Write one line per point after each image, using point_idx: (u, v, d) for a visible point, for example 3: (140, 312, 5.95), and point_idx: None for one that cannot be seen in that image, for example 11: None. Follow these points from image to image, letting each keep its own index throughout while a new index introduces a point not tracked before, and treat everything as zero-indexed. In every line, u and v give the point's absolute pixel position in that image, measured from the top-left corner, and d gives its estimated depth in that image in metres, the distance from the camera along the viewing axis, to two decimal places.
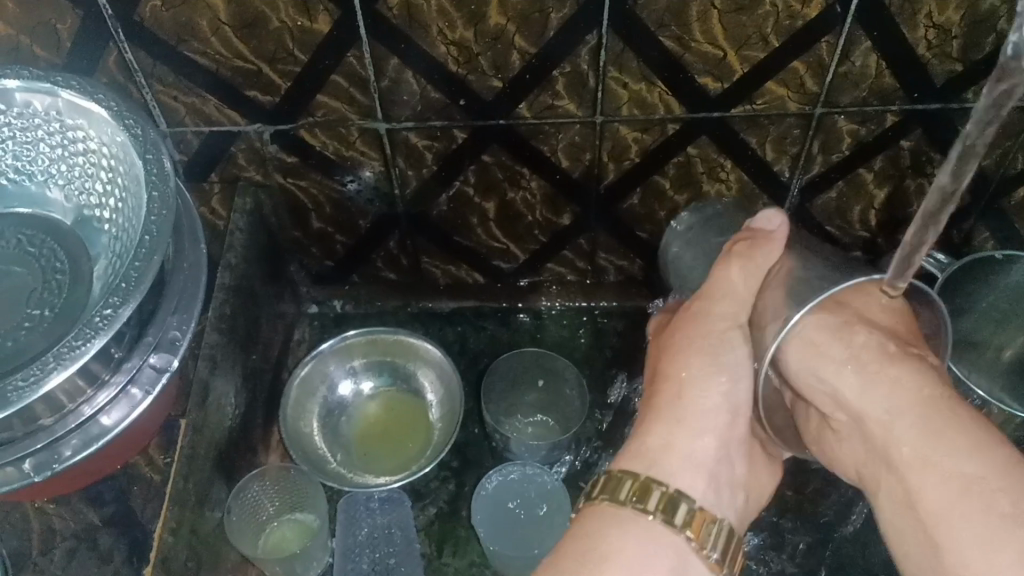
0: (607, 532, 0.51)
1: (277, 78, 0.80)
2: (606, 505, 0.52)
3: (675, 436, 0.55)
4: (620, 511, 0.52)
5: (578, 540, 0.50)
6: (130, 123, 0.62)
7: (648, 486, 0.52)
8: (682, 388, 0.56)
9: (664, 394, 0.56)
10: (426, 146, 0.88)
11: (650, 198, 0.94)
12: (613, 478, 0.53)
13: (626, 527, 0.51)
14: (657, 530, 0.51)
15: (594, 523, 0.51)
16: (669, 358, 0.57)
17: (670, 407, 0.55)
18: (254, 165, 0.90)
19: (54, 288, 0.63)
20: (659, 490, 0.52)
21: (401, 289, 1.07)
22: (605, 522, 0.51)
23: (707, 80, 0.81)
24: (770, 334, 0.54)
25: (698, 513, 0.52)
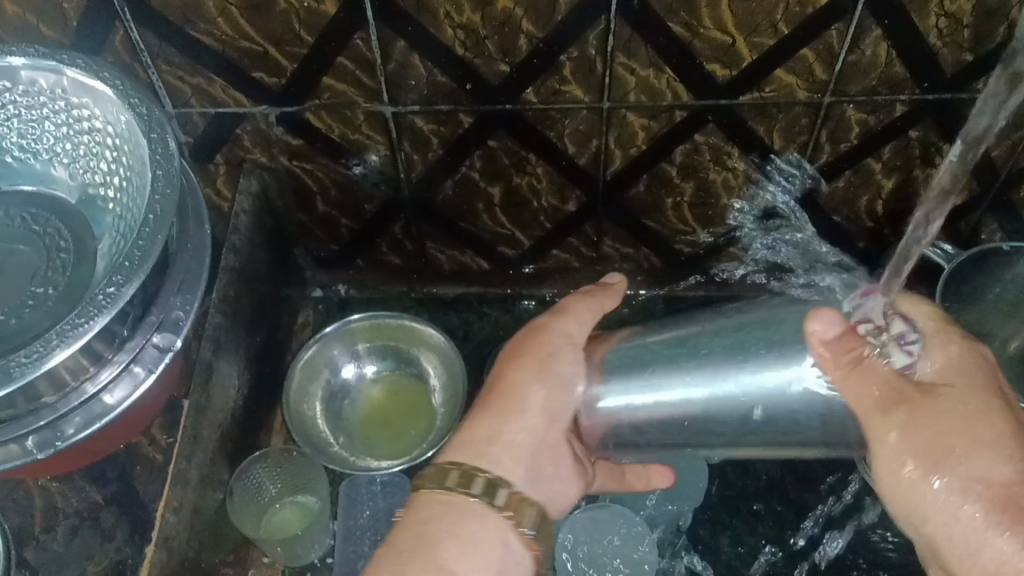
0: (447, 522, 0.52)
1: (284, 60, 0.80)
2: (436, 493, 0.54)
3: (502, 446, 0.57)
4: (447, 498, 0.54)
5: (416, 528, 0.52)
6: (136, 102, 0.62)
7: (472, 474, 0.54)
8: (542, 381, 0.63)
9: (505, 394, 0.58)
10: (432, 131, 0.87)
11: (656, 186, 0.94)
12: (444, 468, 0.55)
13: (466, 514, 0.53)
14: (474, 516, 0.53)
15: (435, 516, 0.53)
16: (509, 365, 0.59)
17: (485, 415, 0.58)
18: (259, 147, 0.89)
19: (58, 267, 0.64)
20: (481, 476, 0.54)
21: (405, 274, 1.07)
22: (427, 509, 0.53)
23: (715, 67, 0.80)
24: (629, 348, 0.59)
25: (516, 496, 0.55)
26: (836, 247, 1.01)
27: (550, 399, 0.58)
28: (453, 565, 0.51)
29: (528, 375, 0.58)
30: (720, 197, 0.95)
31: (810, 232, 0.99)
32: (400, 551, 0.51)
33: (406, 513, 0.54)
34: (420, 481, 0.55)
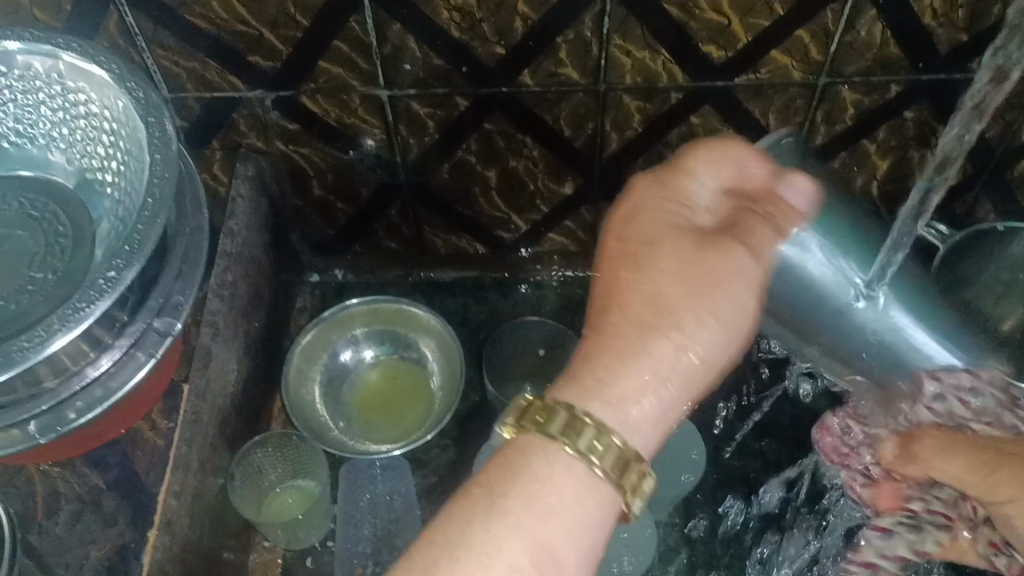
0: (539, 470, 0.46)
1: (279, 43, 0.80)
2: (539, 440, 0.47)
3: (646, 353, 0.49)
4: (570, 458, 0.46)
5: (503, 469, 0.46)
6: (133, 85, 0.62)
7: (580, 422, 0.47)
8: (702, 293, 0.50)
9: (667, 299, 0.50)
10: (428, 114, 0.87)
11: (653, 168, 0.94)
12: (548, 409, 0.47)
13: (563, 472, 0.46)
14: (588, 478, 0.46)
15: (531, 463, 0.46)
16: (653, 267, 0.51)
17: (653, 325, 0.49)
18: (255, 132, 0.89)
19: (56, 252, 0.63)
20: (615, 446, 0.47)
21: (402, 259, 1.07)
22: (542, 463, 0.46)
23: (711, 48, 0.80)
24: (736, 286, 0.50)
25: (641, 471, 0.48)
26: None
27: (730, 318, 0.50)
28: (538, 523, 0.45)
29: (703, 282, 0.50)
30: None
31: None
32: (488, 496, 0.45)
33: (501, 455, 0.47)
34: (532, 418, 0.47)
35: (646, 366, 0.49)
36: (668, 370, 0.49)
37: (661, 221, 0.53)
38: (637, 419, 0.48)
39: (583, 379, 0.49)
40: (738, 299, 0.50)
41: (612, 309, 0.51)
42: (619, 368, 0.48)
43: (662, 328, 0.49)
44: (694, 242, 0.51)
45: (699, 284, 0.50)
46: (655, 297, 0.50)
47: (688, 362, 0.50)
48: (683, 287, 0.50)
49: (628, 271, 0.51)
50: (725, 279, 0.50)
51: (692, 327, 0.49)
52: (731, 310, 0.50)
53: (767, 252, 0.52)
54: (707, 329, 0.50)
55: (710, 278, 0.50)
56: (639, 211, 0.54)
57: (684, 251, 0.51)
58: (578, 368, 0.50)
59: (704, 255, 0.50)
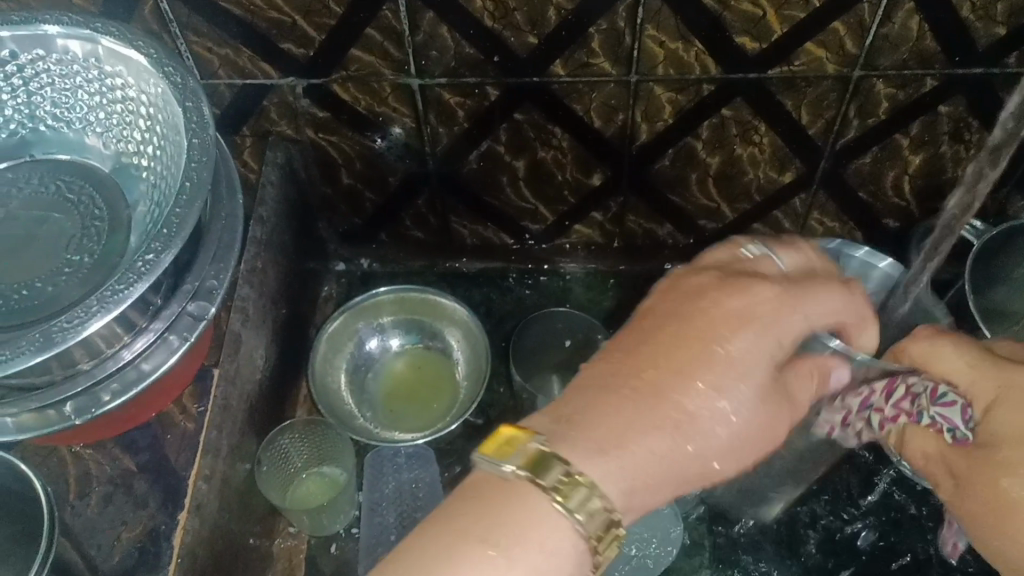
0: (531, 525, 0.42)
1: (311, 30, 0.79)
2: (522, 484, 0.42)
3: (661, 457, 0.45)
4: (563, 524, 0.42)
5: (497, 517, 0.42)
6: (170, 70, 0.62)
7: (573, 483, 0.42)
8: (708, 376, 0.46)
9: (706, 411, 0.46)
10: (458, 103, 0.87)
11: (682, 160, 0.93)
12: (550, 460, 0.43)
13: (546, 519, 0.42)
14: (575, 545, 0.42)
15: (513, 506, 0.42)
16: (713, 372, 0.46)
17: (650, 399, 0.45)
18: (285, 119, 0.89)
19: (93, 235, 0.64)
20: (609, 518, 0.43)
21: (428, 249, 1.07)
22: (535, 522, 0.42)
23: (744, 40, 0.80)
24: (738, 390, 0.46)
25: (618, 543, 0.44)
26: (861, 224, 1.01)
27: (729, 457, 0.48)
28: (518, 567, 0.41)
29: (736, 422, 0.46)
30: (746, 171, 0.94)
31: (835, 209, 0.99)
32: (481, 544, 0.41)
33: (481, 486, 0.43)
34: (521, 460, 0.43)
35: (652, 477, 0.45)
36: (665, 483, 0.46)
37: (719, 302, 0.48)
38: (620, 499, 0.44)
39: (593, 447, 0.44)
40: (742, 446, 0.48)
41: (657, 403, 0.45)
42: (632, 452, 0.44)
43: (686, 448, 0.45)
44: (768, 378, 0.47)
45: (733, 425, 0.46)
46: (700, 417, 0.46)
47: (676, 483, 0.46)
48: (727, 407, 0.46)
49: (686, 365, 0.46)
50: (755, 421, 0.47)
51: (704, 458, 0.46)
52: (738, 447, 0.48)
53: (791, 363, 0.48)
54: (712, 452, 0.46)
55: (745, 418, 0.47)
56: (727, 300, 0.48)
57: (752, 370, 0.46)
58: (585, 425, 0.44)
59: (757, 389, 0.47)
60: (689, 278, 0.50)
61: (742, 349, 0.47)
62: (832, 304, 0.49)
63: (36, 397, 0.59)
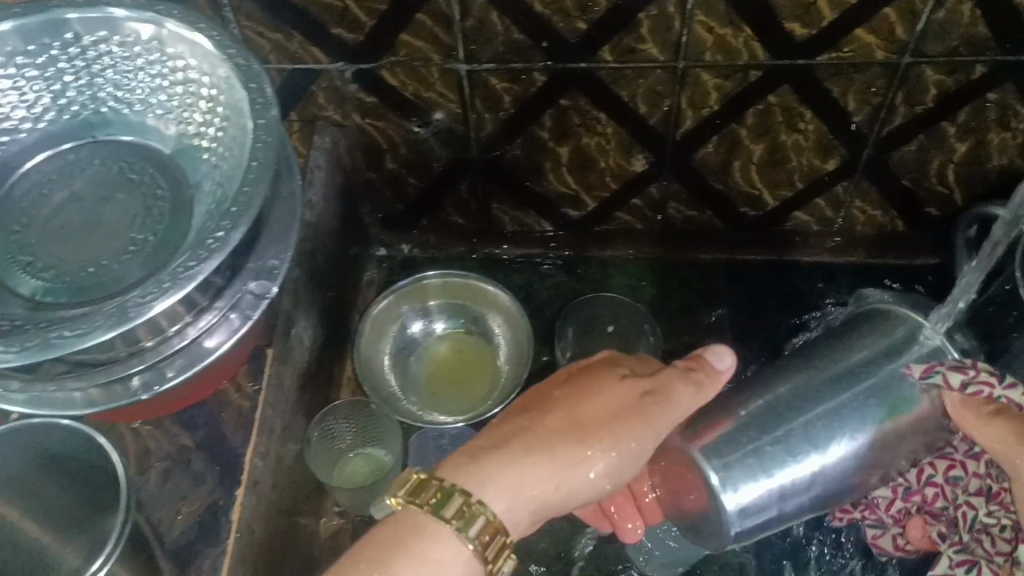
0: (425, 547, 0.51)
1: (362, 15, 0.80)
2: (410, 512, 0.53)
3: (562, 464, 0.57)
4: (440, 530, 0.52)
5: (390, 544, 0.51)
6: (233, 52, 0.63)
7: (451, 493, 0.53)
8: (568, 420, 0.59)
9: (588, 435, 0.58)
10: (505, 89, 0.87)
11: (726, 147, 0.93)
12: (425, 486, 0.53)
13: (444, 543, 0.52)
14: (458, 546, 0.52)
15: (405, 531, 0.52)
16: (586, 406, 0.59)
17: (515, 440, 0.57)
18: (333, 105, 0.90)
19: (155, 214, 0.65)
20: (482, 516, 0.53)
21: (468, 235, 1.08)
22: (424, 539, 0.52)
23: (794, 25, 0.80)
24: (630, 420, 0.58)
25: (498, 537, 0.53)
26: (903, 212, 1.01)
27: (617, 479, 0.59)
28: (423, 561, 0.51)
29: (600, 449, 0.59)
30: (789, 158, 0.94)
31: (878, 196, 0.99)
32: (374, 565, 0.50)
33: (383, 523, 0.53)
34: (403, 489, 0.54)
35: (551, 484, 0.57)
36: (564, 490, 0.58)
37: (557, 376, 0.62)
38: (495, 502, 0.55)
39: (513, 449, 0.57)
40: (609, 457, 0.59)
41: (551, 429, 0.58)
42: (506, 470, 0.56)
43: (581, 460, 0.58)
44: (609, 424, 0.58)
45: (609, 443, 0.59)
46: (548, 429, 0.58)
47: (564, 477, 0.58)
48: (607, 426, 0.58)
49: (576, 413, 0.59)
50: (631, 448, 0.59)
51: (599, 470, 0.58)
52: (620, 472, 0.59)
53: (596, 393, 0.60)
54: (602, 467, 0.58)
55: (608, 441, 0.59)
56: (603, 375, 0.61)
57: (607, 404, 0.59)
58: (510, 447, 0.57)
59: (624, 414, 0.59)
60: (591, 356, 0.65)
61: (609, 393, 0.59)
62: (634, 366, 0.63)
63: (103, 372, 0.60)
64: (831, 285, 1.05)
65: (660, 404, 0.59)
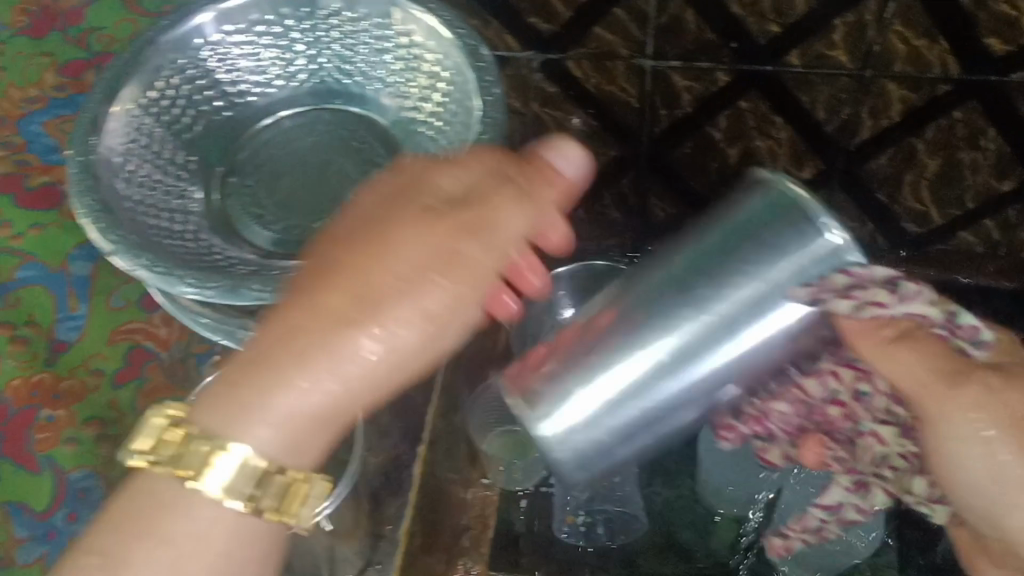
0: (162, 515, 0.39)
1: (560, 7, 0.83)
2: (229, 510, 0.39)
3: (306, 352, 0.39)
4: (169, 484, 0.39)
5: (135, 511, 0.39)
6: (462, 32, 0.69)
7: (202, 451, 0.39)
8: (382, 250, 0.40)
9: (440, 265, 0.41)
10: (686, 87, 0.89)
11: (900, 160, 0.93)
12: (171, 430, 0.40)
13: (188, 496, 0.40)
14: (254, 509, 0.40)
15: (154, 498, 0.39)
16: (378, 274, 0.40)
17: (297, 345, 0.39)
18: (515, 92, 0.93)
19: (373, 178, 0.69)
20: (284, 475, 0.40)
21: (622, 229, 1.10)
22: (150, 500, 0.39)
23: (993, 41, 0.79)
24: (396, 243, 0.40)
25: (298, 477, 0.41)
26: None
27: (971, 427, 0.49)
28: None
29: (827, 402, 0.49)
30: (964, 176, 0.93)
31: None
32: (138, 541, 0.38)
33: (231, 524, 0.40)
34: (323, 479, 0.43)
35: (319, 368, 0.39)
36: (349, 391, 0.40)
37: (385, 198, 0.43)
38: (282, 446, 0.40)
39: (319, 337, 0.39)
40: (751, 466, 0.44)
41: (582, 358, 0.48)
42: (303, 367, 0.39)
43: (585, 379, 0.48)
44: (363, 268, 0.40)
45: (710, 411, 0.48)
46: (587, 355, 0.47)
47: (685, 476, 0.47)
48: (324, 348, 0.39)
49: (366, 276, 0.40)
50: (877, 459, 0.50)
51: (359, 354, 0.40)
52: (418, 350, 0.41)
53: (329, 270, 0.41)
54: (439, 298, 0.41)
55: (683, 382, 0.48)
56: (412, 189, 0.43)
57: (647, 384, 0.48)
58: (267, 356, 0.40)
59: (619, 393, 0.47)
60: (346, 225, 0.42)
61: (404, 244, 0.40)
62: (466, 171, 0.43)
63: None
64: None
65: (475, 238, 0.41)
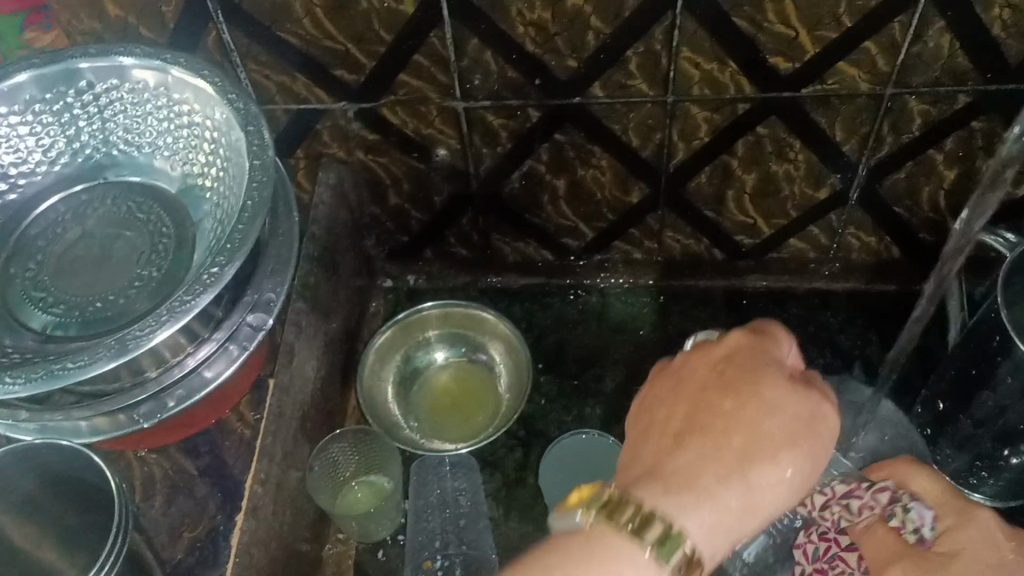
0: None
1: (363, 57, 0.83)
2: (600, 529, 0.46)
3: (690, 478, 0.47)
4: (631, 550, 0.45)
5: None
6: (233, 97, 0.67)
7: (647, 516, 0.45)
8: (761, 408, 0.48)
9: (753, 379, 0.49)
10: (501, 125, 0.91)
11: (718, 177, 0.96)
12: (616, 499, 0.46)
13: None
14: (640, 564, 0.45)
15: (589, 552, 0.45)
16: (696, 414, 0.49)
17: (758, 457, 0.47)
18: (337, 142, 0.93)
19: (161, 251, 0.68)
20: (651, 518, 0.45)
21: (471, 265, 1.12)
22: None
23: (778, 60, 0.82)
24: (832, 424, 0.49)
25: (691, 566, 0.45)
26: (897, 241, 1.03)
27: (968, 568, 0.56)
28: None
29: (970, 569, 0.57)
30: (781, 188, 0.97)
31: (872, 225, 1.01)
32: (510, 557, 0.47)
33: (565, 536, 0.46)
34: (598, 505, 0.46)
35: (709, 488, 0.46)
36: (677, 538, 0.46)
37: (676, 402, 0.51)
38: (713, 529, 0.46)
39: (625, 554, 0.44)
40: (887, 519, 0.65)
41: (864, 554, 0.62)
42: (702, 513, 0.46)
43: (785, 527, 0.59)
44: (793, 405, 0.48)
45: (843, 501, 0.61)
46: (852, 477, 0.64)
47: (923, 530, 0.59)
48: (720, 427, 0.48)
49: (723, 434, 0.48)
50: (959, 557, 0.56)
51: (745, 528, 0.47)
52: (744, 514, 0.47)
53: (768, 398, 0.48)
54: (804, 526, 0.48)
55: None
56: (756, 350, 0.51)
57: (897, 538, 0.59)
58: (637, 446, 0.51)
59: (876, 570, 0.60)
60: (720, 343, 0.52)
61: (782, 402, 0.48)
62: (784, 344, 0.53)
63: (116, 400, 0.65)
64: (831, 313, 1.07)
65: (825, 399, 0.50)
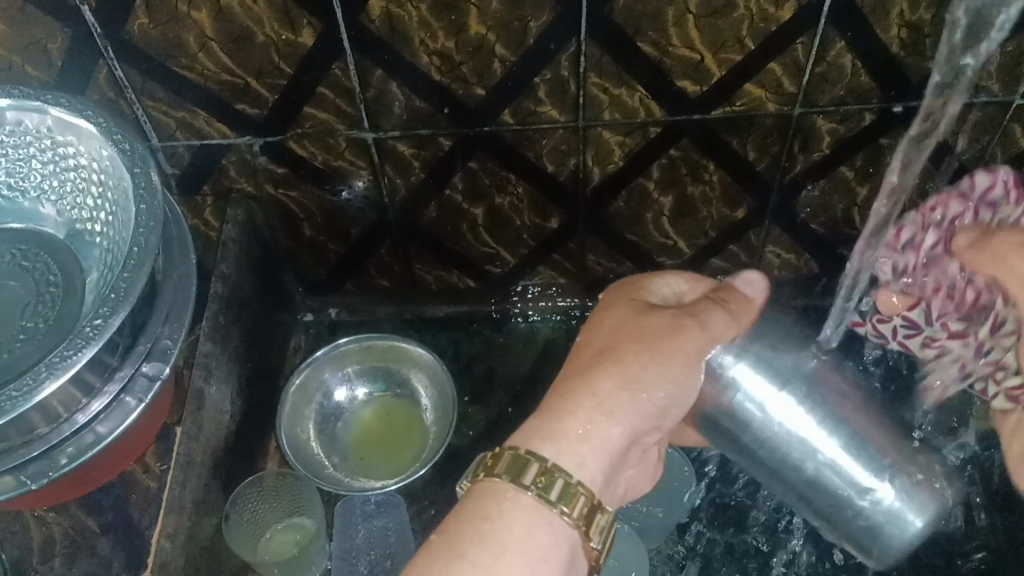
0: None
1: (265, 91, 0.81)
2: (484, 485, 0.52)
3: (611, 408, 0.56)
4: (517, 493, 0.51)
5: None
6: (119, 138, 0.66)
7: (524, 461, 0.52)
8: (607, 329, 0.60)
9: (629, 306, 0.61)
10: (413, 155, 0.89)
11: (635, 201, 0.95)
12: (497, 457, 0.52)
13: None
14: (545, 517, 0.51)
15: (483, 507, 0.51)
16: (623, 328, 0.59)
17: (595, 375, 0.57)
18: (245, 176, 0.91)
19: (47, 301, 0.67)
20: (537, 465, 0.52)
21: (396, 296, 1.09)
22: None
23: (685, 83, 0.82)
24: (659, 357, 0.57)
25: (591, 504, 0.52)
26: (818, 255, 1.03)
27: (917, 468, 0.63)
28: (510, 537, 0.50)
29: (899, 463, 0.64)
30: (699, 209, 0.97)
31: (790, 241, 1.01)
32: (442, 546, 0.49)
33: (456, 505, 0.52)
34: (482, 466, 0.53)
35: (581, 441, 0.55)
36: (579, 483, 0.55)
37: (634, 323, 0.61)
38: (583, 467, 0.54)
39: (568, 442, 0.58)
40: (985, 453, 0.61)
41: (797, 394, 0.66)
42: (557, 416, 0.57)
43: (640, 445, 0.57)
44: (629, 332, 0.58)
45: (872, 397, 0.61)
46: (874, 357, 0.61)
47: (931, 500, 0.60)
48: (614, 374, 0.57)
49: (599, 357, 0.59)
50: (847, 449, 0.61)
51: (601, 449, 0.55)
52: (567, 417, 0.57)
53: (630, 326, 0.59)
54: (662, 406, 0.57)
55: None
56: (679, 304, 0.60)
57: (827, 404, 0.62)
58: (569, 368, 0.59)
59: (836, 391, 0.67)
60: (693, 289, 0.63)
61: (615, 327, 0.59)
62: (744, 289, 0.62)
63: (7, 458, 0.61)
64: None
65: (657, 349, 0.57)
